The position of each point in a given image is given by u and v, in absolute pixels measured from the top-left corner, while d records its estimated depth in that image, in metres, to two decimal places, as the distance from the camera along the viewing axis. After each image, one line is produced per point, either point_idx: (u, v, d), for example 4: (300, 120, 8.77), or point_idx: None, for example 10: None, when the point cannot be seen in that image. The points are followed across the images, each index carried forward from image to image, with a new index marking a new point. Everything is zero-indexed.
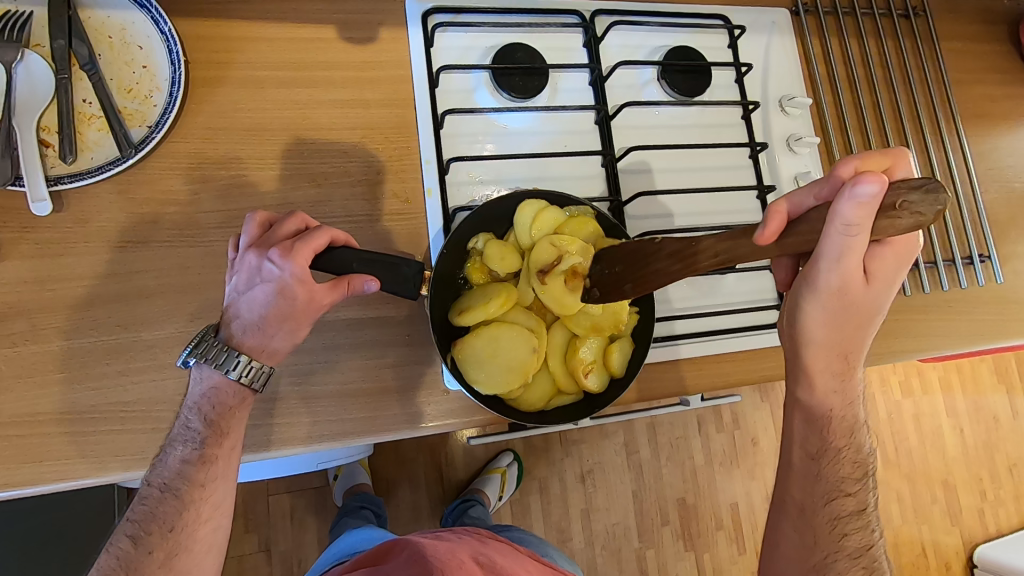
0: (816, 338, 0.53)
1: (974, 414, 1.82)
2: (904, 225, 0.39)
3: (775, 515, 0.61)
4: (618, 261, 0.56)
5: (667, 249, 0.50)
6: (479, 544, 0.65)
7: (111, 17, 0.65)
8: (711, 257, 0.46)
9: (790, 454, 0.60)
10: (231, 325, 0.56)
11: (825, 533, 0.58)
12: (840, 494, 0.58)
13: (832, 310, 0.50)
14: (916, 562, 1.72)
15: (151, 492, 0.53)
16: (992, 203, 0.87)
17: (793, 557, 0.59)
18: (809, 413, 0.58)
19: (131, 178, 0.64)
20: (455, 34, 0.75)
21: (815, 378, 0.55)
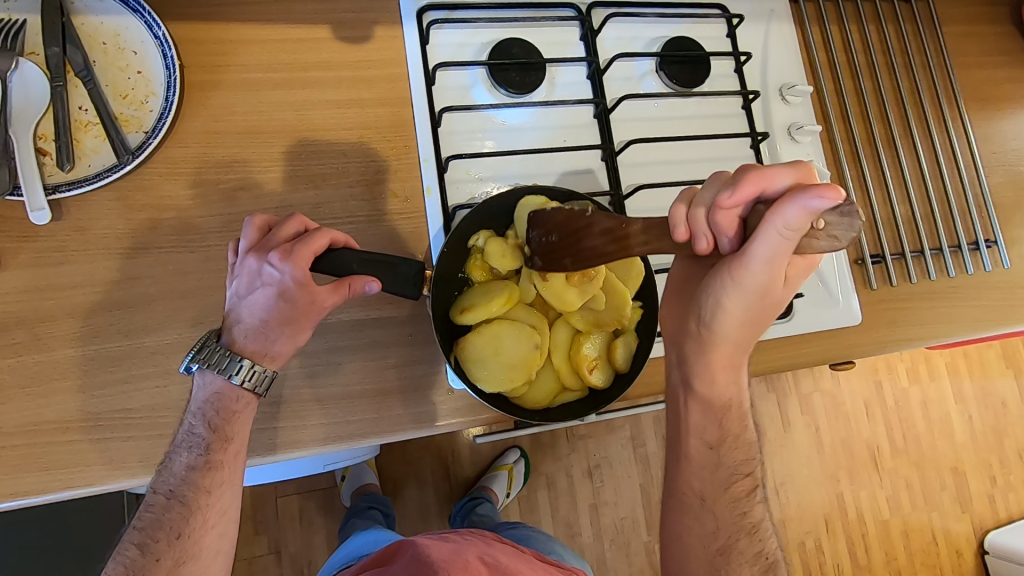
0: (727, 334, 0.54)
1: (982, 399, 1.81)
2: (823, 246, 0.41)
3: (675, 507, 0.62)
4: (552, 229, 0.52)
5: (600, 225, 0.47)
6: (484, 545, 0.64)
7: (104, 23, 0.65)
8: (643, 244, 0.45)
9: (687, 446, 0.60)
10: (233, 329, 0.56)
11: (725, 517, 0.60)
12: (737, 477, 0.60)
13: (743, 307, 0.51)
14: (926, 549, 1.72)
15: (157, 499, 0.53)
16: (997, 187, 0.86)
17: (697, 545, 0.60)
18: (705, 403, 0.59)
19: (129, 184, 0.64)
20: (450, 30, 0.74)
21: (718, 372, 0.57)
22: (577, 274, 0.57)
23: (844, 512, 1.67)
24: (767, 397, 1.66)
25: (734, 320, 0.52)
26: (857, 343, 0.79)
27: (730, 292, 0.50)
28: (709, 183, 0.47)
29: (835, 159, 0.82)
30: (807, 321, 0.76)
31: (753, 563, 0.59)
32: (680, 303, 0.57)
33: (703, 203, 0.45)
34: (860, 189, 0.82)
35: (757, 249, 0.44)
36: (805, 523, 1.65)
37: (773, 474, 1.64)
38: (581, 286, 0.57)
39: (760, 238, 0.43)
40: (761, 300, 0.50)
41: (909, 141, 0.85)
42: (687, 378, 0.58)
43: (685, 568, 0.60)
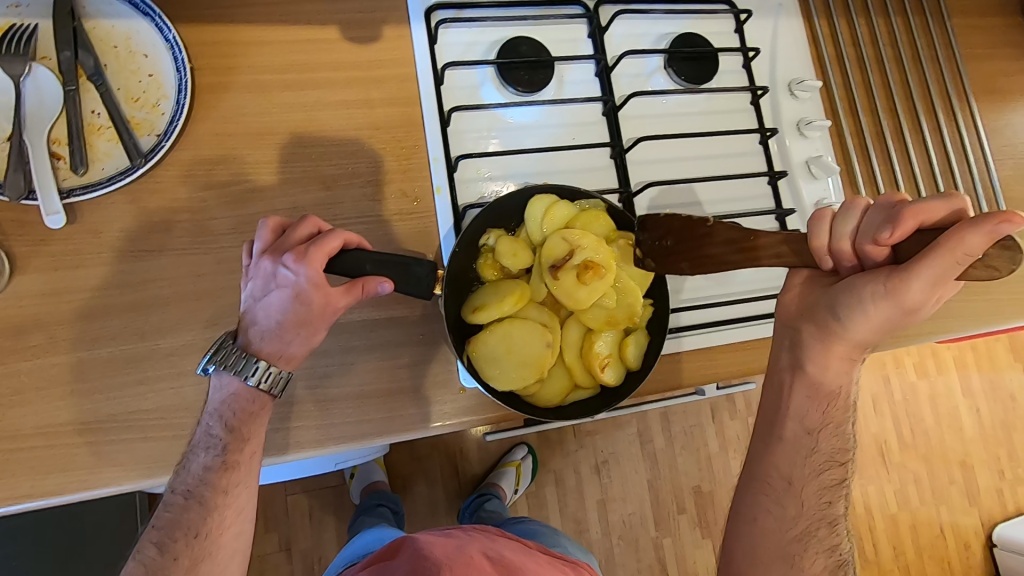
0: (855, 333, 0.50)
1: (990, 393, 1.80)
2: (978, 275, 0.42)
3: (753, 487, 0.57)
4: (665, 232, 0.53)
5: (721, 235, 0.50)
6: (488, 540, 0.64)
7: (115, 27, 0.65)
8: (772, 255, 0.49)
9: (783, 427, 0.55)
10: (248, 330, 0.56)
11: (810, 502, 0.55)
12: (831, 465, 0.55)
13: (882, 316, 0.48)
14: (934, 543, 1.72)
15: (176, 499, 0.54)
16: (1008, 181, 0.86)
17: (773, 530, 0.55)
18: (813, 386, 0.54)
19: (142, 187, 0.65)
20: (458, 29, 0.74)
21: (833, 360, 0.53)
22: (590, 271, 0.57)
23: (851, 506, 1.68)
24: None
25: (868, 324, 0.49)
26: None
27: (874, 298, 0.47)
28: (850, 211, 0.47)
29: (844, 155, 0.81)
30: None
31: (828, 557, 0.54)
32: (811, 295, 0.53)
33: (847, 236, 0.47)
34: (870, 184, 0.81)
35: (910, 272, 0.44)
36: None
37: None
38: (593, 284, 0.57)
39: (916, 263, 0.43)
40: (900, 318, 0.47)
41: (919, 135, 0.84)
42: (799, 358, 0.54)
43: (755, 555, 0.55)
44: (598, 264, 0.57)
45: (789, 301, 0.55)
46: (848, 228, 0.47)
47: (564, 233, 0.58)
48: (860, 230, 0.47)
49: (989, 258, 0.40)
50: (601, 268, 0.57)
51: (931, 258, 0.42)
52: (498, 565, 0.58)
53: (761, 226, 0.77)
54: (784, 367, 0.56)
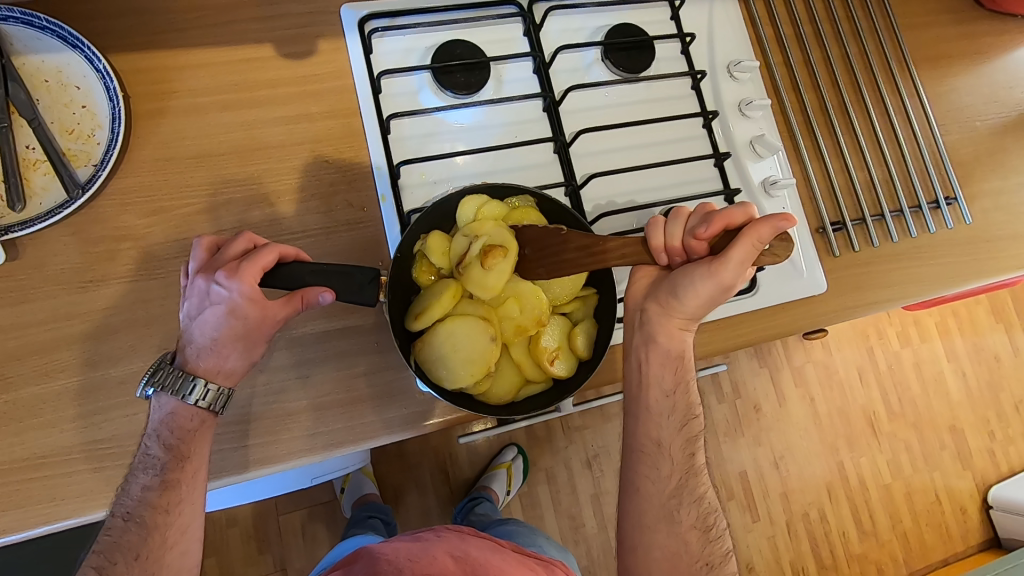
0: (688, 307, 0.57)
1: (975, 355, 1.81)
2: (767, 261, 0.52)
3: (632, 458, 0.61)
4: (527, 242, 0.59)
5: (576, 242, 0.54)
6: (458, 539, 0.65)
7: (45, 61, 0.65)
8: (619, 255, 0.53)
9: (646, 395, 0.61)
10: (186, 349, 0.57)
11: (677, 460, 0.60)
12: (688, 422, 0.61)
13: (707, 293, 0.56)
14: (930, 509, 1.73)
15: (116, 522, 0.54)
16: (955, 145, 0.87)
17: (654, 492, 0.59)
18: (663, 354, 0.60)
19: (83, 219, 0.65)
20: (393, 37, 0.74)
21: (674, 330, 0.60)
22: (490, 256, 0.57)
23: (846, 479, 1.68)
24: (761, 372, 1.66)
25: (697, 300, 0.56)
26: (825, 310, 0.79)
27: (701, 278, 0.54)
28: (675, 216, 0.56)
29: (789, 132, 0.82)
30: (773, 294, 0.77)
31: (700, 508, 0.60)
32: (655, 280, 0.61)
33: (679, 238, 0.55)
34: (816, 159, 0.82)
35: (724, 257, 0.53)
36: (807, 494, 1.65)
37: (772, 448, 1.65)
38: (497, 268, 0.57)
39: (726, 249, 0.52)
40: (721, 294, 0.56)
41: (862, 107, 0.85)
42: (646, 330, 0.60)
43: (642, 521, 0.59)
44: (491, 253, 0.57)
45: (637, 286, 0.62)
46: (678, 228, 0.56)
47: (464, 231, 0.60)
48: (686, 232, 0.55)
49: (774, 249, 0.49)
50: (495, 258, 0.57)
51: (738, 245, 0.51)
52: (462, 563, 0.59)
53: None
54: (636, 340, 0.61)
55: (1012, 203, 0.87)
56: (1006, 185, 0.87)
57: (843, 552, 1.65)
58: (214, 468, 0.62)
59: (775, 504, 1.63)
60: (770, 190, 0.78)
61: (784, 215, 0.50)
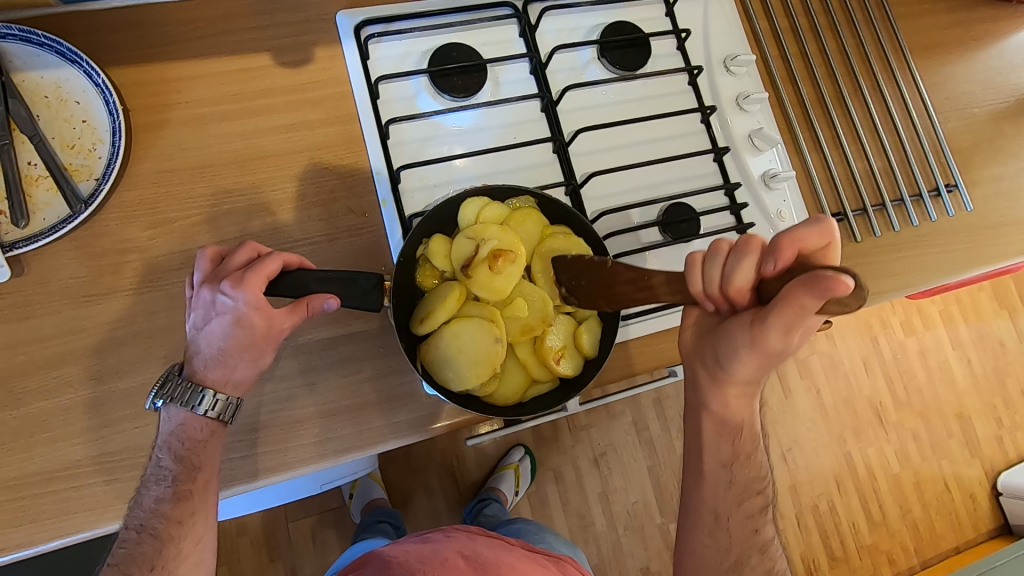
0: (739, 375, 0.53)
1: (979, 342, 1.81)
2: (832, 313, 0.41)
3: (689, 525, 0.63)
4: (580, 274, 0.55)
5: (624, 275, 0.49)
6: (468, 539, 0.65)
7: (44, 77, 0.65)
8: (670, 293, 0.46)
9: (704, 466, 0.60)
10: (193, 360, 0.57)
11: (737, 532, 0.61)
12: (750, 494, 0.61)
13: (757, 361, 0.50)
14: (940, 498, 1.73)
15: (129, 535, 0.54)
16: (954, 132, 0.87)
17: (711, 561, 0.61)
18: (719, 425, 0.58)
19: (87, 233, 0.65)
20: (389, 43, 0.74)
21: (731, 400, 0.56)
22: (499, 259, 0.58)
23: (854, 470, 1.68)
24: None
25: (747, 367, 0.52)
26: None
27: (747, 341, 0.48)
28: (712, 254, 0.45)
29: (787, 124, 0.82)
30: None
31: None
32: (702, 335, 0.56)
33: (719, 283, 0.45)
34: (815, 150, 0.82)
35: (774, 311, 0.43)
36: (816, 486, 1.65)
37: (779, 441, 1.64)
38: (506, 271, 0.59)
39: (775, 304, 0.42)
40: (773, 360, 0.50)
41: (859, 97, 0.84)
42: (700, 400, 0.58)
43: None
44: (503, 256, 0.58)
45: (684, 344, 0.57)
46: (717, 271, 0.45)
47: (468, 235, 0.60)
48: (726, 273, 0.45)
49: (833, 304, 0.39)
50: (507, 260, 0.58)
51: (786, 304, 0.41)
52: (473, 563, 0.59)
53: (711, 203, 0.78)
54: (694, 405, 0.59)
55: (1013, 189, 0.87)
56: (1006, 171, 0.87)
57: (853, 543, 1.65)
58: (224, 477, 0.62)
59: (783, 496, 1.62)
60: (769, 183, 0.78)
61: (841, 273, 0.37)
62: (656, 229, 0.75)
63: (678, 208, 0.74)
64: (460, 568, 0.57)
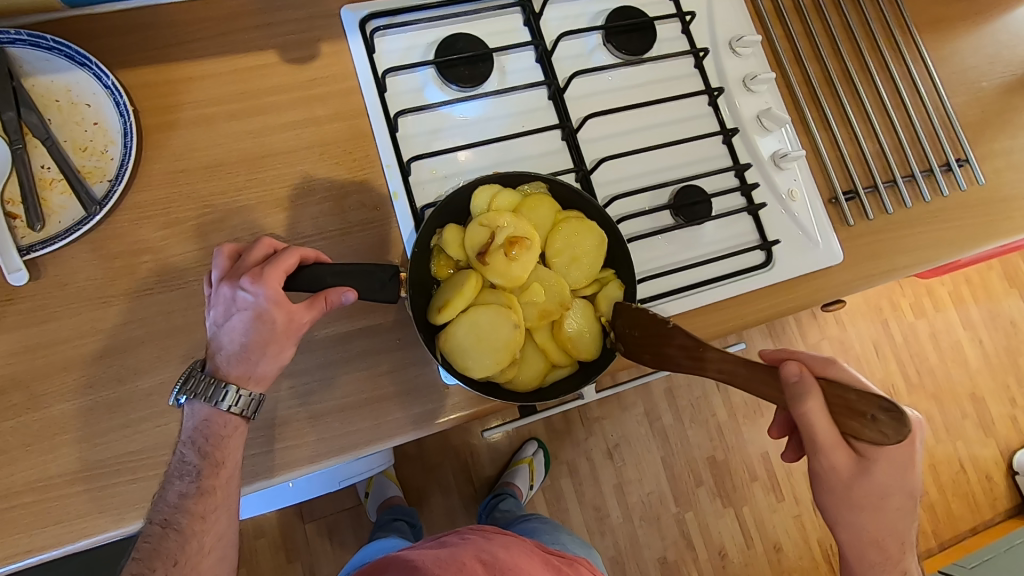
0: (835, 517, 0.57)
1: (990, 322, 1.80)
2: (870, 433, 0.44)
3: None
4: (635, 325, 0.56)
5: (677, 339, 0.51)
6: (483, 542, 0.65)
7: (55, 81, 0.66)
8: (717, 370, 0.49)
9: None
10: (215, 357, 0.57)
11: None
12: None
13: (834, 495, 0.55)
14: (956, 479, 1.72)
15: (153, 529, 0.53)
16: (961, 107, 0.86)
17: None
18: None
19: (101, 235, 0.65)
20: (394, 36, 0.74)
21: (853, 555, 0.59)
22: (515, 246, 0.58)
23: None
24: None
25: (830, 502, 0.56)
26: (842, 281, 0.79)
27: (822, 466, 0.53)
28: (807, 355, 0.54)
29: (795, 104, 0.82)
30: (790, 267, 0.77)
31: None
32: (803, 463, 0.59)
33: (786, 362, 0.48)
34: (824, 129, 0.82)
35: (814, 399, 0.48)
36: None
37: None
38: (522, 258, 0.59)
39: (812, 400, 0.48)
40: (848, 494, 0.54)
41: (866, 74, 0.84)
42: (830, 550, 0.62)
43: None
44: (519, 242, 0.58)
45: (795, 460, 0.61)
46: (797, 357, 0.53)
47: (482, 224, 0.59)
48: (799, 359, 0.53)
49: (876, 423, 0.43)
50: (523, 246, 0.58)
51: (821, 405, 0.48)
52: (491, 567, 0.59)
53: (721, 185, 0.78)
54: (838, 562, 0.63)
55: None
56: (1016, 144, 0.87)
57: None
58: (245, 473, 0.62)
59: (799, 483, 1.62)
60: (779, 163, 0.77)
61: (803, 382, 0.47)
62: (668, 213, 0.75)
63: (689, 191, 0.74)
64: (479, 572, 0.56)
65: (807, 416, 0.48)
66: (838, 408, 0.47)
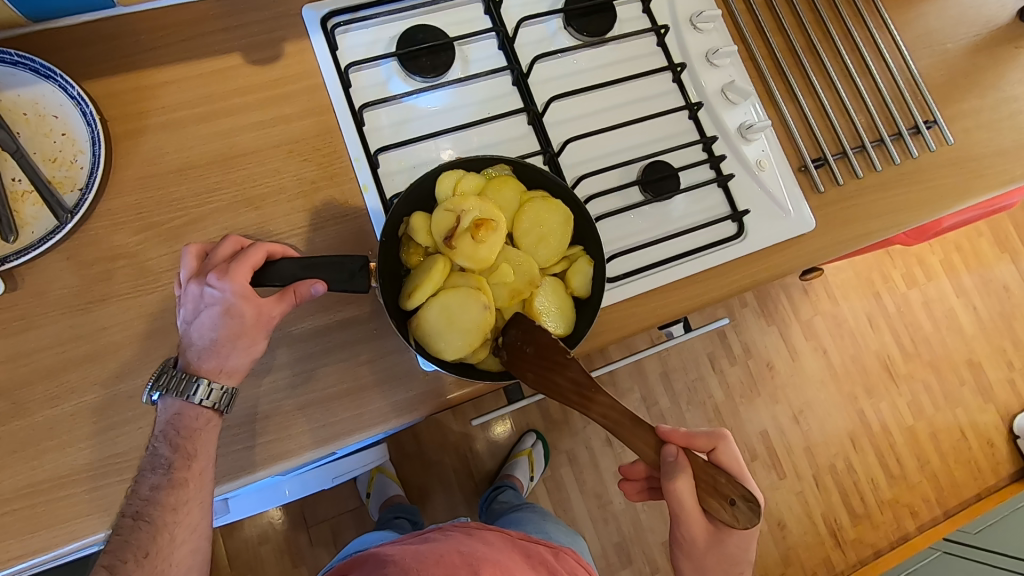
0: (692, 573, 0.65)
1: (984, 288, 1.79)
2: (724, 516, 0.55)
3: None
4: (529, 340, 0.58)
5: (573, 373, 0.56)
6: (464, 537, 0.65)
7: (21, 95, 0.66)
8: (599, 412, 0.56)
9: None
10: (187, 353, 0.58)
11: None
12: None
13: (693, 558, 0.63)
14: (957, 447, 1.72)
15: (125, 522, 0.54)
16: (928, 69, 0.86)
17: None
18: None
19: (76, 242, 0.66)
20: (356, 32, 0.75)
21: None
22: (482, 228, 0.58)
23: (869, 427, 1.68)
24: (769, 330, 1.66)
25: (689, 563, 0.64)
26: (815, 247, 0.80)
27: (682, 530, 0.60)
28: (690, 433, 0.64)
29: (759, 76, 0.82)
30: (762, 236, 0.77)
31: None
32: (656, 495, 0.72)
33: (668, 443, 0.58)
34: (790, 99, 0.82)
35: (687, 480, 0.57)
36: (831, 446, 1.65)
37: (791, 406, 1.64)
38: (490, 239, 0.59)
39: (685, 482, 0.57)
40: (704, 556, 0.63)
41: (830, 43, 0.84)
42: None
43: None
44: (486, 224, 0.58)
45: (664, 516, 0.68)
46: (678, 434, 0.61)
47: (448, 210, 0.60)
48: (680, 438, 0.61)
49: (738, 512, 0.54)
50: (490, 228, 0.59)
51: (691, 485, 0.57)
52: (469, 559, 0.59)
53: (689, 159, 0.78)
54: None
55: (992, 120, 0.86)
56: (985, 103, 0.87)
57: (873, 499, 1.66)
58: (225, 471, 0.63)
59: (799, 459, 1.63)
60: (746, 134, 0.78)
61: (683, 466, 0.56)
62: (637, 190, 0.76)
63: (656, 166, 0.75)
64: (456, 566, 0.57)
65: (677, 492, 0.56)
66: (702, 488, 0.57)
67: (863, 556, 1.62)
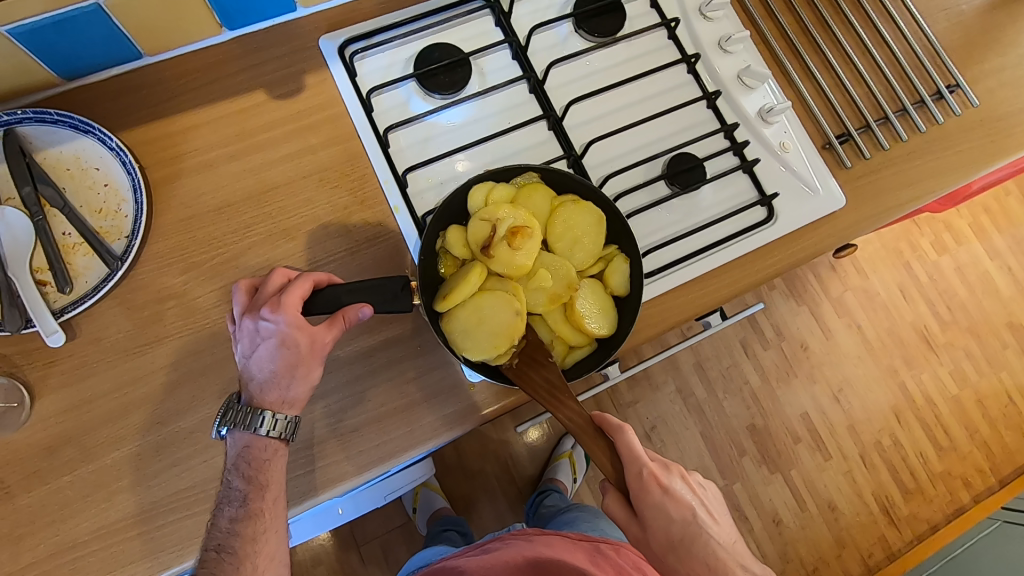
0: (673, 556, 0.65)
1: (1019, 248, 1.74)
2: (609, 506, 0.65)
3: None
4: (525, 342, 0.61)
5: (553, 373, 0.60)
6: (526, 543, 0.66)
7: (64, 151, 0.69)
8: (565, 409, 0.58)
9: None
10: (249, 386, 0.60)
11: None
12: None
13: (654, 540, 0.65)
14: (1007, 413, 1.67)
15: (209, 555, 0.57)
16: (945, 33, 0.85)
17: None
18: None
19: (125, 288, 0.68)
20: (373, 57, 0.76)
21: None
22: (517, 236, 0.60)
23: (912, 400, 1.64)
24: (799, 310, 1.64)
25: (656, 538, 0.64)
26: (850, 223, 0.79)
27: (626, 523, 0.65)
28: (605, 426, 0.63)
29: (774, 58, 0.82)
30: (793, 218, 0.77)
31: None
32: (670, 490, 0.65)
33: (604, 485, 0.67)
34: (807, 77, 0.82)
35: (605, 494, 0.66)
36: (875, 423, 1.62)
37: (829, 384, 1.62)
38: (525, 246, 0.61)
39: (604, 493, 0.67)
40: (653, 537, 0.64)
41: (843, 18, 0.83)
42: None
43: None
44: (520, 231, 0.60)
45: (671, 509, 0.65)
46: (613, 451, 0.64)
47: (481, 219, 0.61)
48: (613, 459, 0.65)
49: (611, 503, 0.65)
50: (525, 235, 0.60)
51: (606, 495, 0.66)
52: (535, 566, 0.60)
53: (712, 148, 0.78)
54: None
55: (1017, 78, 0.85)
56: (1008, 60, 0.85)
57: (924, 473, 1.62)
58: (292, 495, 0.65)
59: (843, 439, 1.61)
60: (767, 117, 0.77)
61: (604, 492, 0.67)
62: (663, 183, 0.76)
63: (681, 158, 0.75)
64: None
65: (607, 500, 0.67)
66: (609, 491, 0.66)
67: (919, 532, 1.59)
